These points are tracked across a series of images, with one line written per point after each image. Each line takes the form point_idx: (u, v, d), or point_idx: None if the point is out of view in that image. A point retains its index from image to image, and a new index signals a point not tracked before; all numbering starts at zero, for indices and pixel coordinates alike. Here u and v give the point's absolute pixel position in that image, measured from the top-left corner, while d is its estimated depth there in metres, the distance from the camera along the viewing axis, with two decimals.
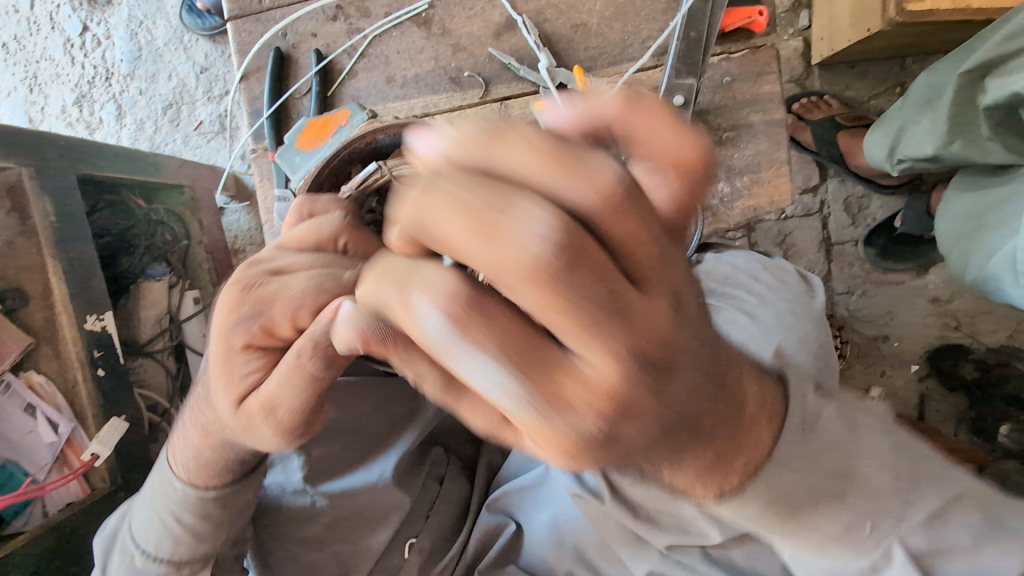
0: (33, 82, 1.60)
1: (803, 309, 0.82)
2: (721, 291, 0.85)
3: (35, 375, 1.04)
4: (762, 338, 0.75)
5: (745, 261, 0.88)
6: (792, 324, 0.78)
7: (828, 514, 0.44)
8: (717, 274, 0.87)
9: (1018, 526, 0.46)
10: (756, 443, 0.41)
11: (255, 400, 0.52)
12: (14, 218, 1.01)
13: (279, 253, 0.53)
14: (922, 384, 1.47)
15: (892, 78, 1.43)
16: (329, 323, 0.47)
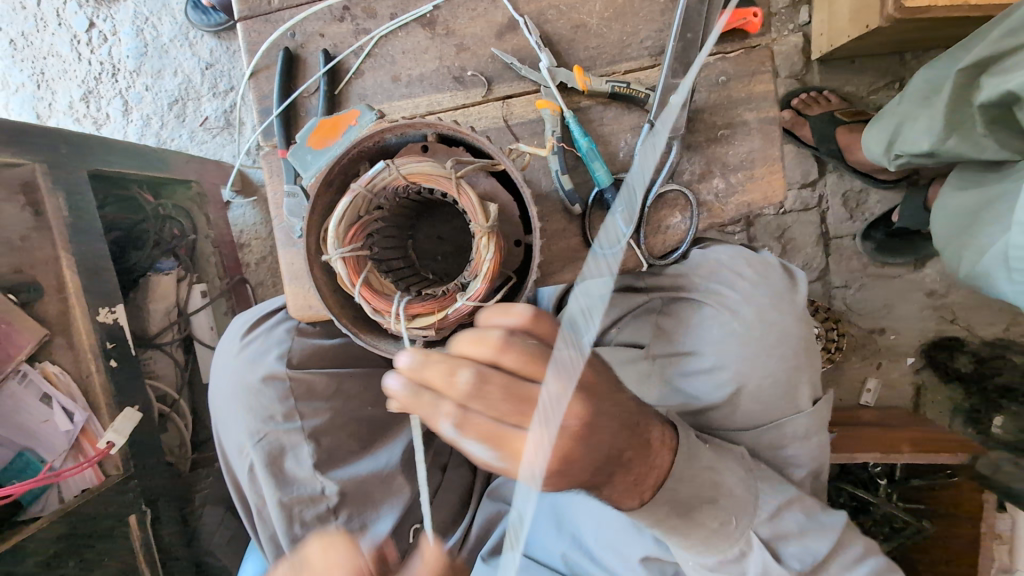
0: (41, 78, 1.62)
1: (785, 307, 0.85)
2: (706, 289, 0.84)
3: (50, 366, 1.07)
4: (741, 344, 0.83)
5: (729, 256, 0.85)
6: (773, 325, 0.84)
7: (711, 516, 0.73)
8: (699, 269, 0.85)
9: (823, 520, 0.79)
10: (658, 467, 0.67)
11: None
12: (29, 213, 1.04)
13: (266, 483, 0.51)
14: (918, 376, 1.50)
15: (890, 74, 1.45)
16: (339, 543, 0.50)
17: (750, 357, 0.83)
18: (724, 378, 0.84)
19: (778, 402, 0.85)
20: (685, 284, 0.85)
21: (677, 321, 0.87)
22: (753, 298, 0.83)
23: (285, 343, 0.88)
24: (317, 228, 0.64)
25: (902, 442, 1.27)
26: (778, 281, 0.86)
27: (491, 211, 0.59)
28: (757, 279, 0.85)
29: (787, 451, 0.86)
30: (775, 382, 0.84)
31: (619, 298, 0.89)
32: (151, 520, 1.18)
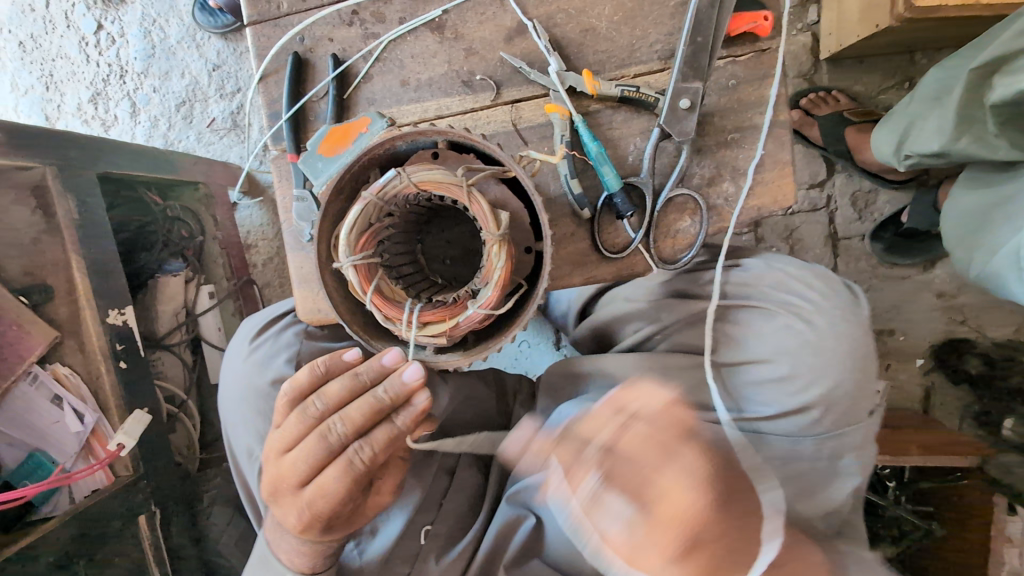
0: (50, 81, 1.63)
1: (853, 317, 0.87)
2: (775, 298, 0.88)
3: (60, 367, 1.08)
4: (816, 351, 0.84)
5: (797, 266, 0.90)
6: (844, 335, 0.85)
7: None
8: (766, 279, 0.89)
9: None
10: None
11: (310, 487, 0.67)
12: (40, 216, 1.05)
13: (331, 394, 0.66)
14: (927, 377, 1.49)
15: (900, 74, 1.44)
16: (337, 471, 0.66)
17: (822, 364, 0.84)
18: (797, 384, 0.84)
19: (844, 410, 0.85)
20: (752, 294, 0.89)
21: (747, 328, 0.88)
22: (823, 308, 0.86)
23: (294, 346, 0.91)
24: (328, 235, 0.64)
25: (912, 445, 1.26)
26: (845, 293, 0.89)
27: (502, 219, 0.59)
28: (826, 291, 0.88)
29: (842, 462, 0.87)
30: (845, 390, 0.84)
31: (676, 304, 0.92)
32: (160, 520, 1.19)
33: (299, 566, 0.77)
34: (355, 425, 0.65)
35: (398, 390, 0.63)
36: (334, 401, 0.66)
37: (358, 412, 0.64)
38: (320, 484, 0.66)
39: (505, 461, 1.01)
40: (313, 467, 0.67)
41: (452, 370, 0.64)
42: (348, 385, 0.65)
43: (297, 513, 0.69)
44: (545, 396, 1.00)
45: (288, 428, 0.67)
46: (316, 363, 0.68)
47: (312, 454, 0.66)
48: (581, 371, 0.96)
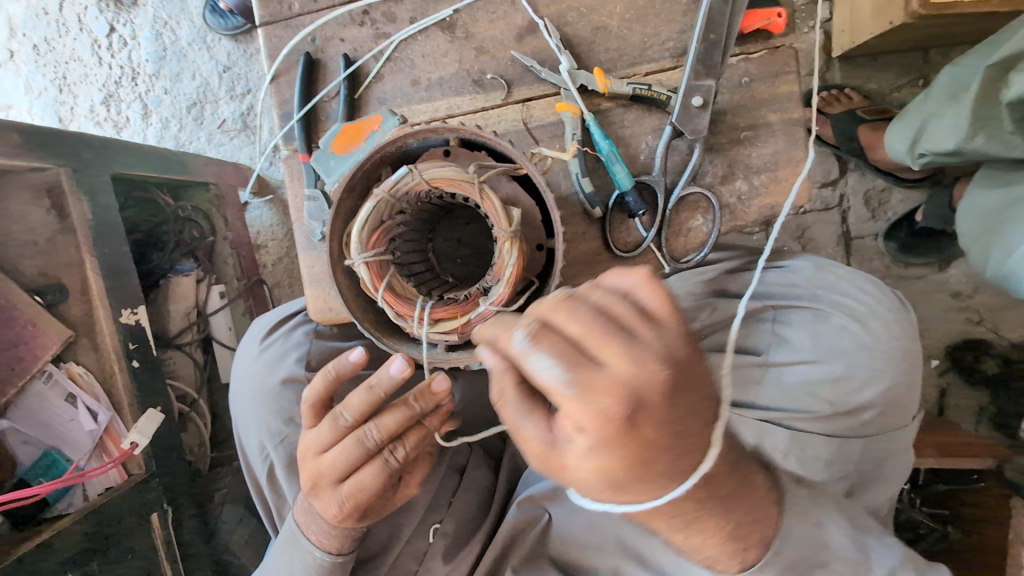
0: (63, 83, 1.64)
1: (902, 322, 0.87)
2: (828, 299, 0.88)
3: (75, 366, 1.10)
4: (872, 353, 0.84)
5: (848, 270, 0.90)
6: (895, 338, 0.86)
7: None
8: (817, 281, 0.89)
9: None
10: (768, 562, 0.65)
11: (349, 483, 0.70)
12: (54, 216, 1.06)
13: (352, 405, 0.68)
14: (942, 378, 1.47)
15: (914, 71, 1.42)
16: (372, 469, 0.69)
17: (877, 366, 0.84)
18: (856, 385, 0.83)
19: (892, 413, 0.85)
20: (802, 295, 0.89)
21: (799, 329, 0.87)
22: (877, 311, 0.86)
23: (304, 345, 0.91)
24: (340, 232, 0.63)
25: (927, 447, 1.26)
26: (895, 300, 0.89)
27: (514, 216, 0.59)
28: (879, 296, 0.88)
29: (883, 468, 0.87)
30: (897, 393, 0.85)
31: (720, 303, 0.90)
32: (172, 518, 1.20)
33: (329, 546, 0.77)
34: (389, 429, 0.68)
35: (430, 399, 0.67)
36: (360, 412, 0.68)
37: (392, 417, 0.68)
38: (358, 480, 0.70)
39: (515, 460, 1.01)
40: (348, 468, 0.70)
41: (463, 367, 0.64)
42: (367, 397, 0.67)
43: (339, 505, 0.71)
44: None
45: (321, 434, 0.70)
46: (329, 368, 0.69)
47: (347, 456, 0.69)
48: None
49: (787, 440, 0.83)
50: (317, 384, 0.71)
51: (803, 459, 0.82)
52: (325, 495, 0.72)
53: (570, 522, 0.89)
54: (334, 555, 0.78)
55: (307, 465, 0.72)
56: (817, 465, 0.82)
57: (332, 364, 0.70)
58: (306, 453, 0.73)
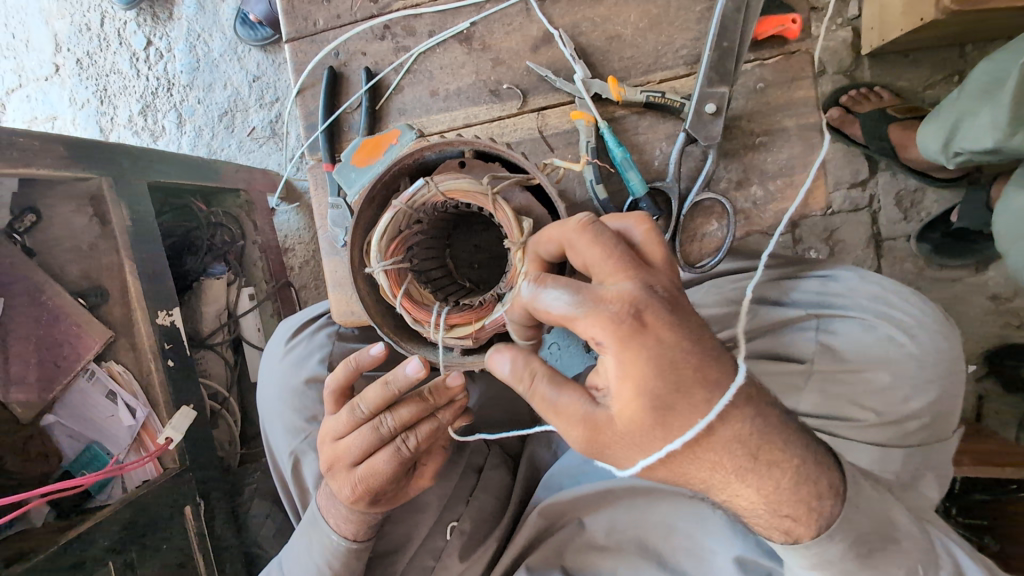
0: (104, 94, 1.73)
1: (948, 332, 0.88)
2: (874, 308, 0.87)
3: (115, 365, 1.15)
4: (918, 363, 0.84)
5: (891, 281, 0.90)
6: (943, 349, 0.86)
7: None
8: (861, 292, 0.89)
9: None
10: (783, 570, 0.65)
11: (362, 468, 0.73)
12: (96, 223, 1.12)
13: (368, 397, 0.71)
14: (980, 385, 1.44)
15: (949, 67, 1.39)
16: (385, 459, 0.72)
17: (922, 377, 0.84)
18: (904, 394, 0.83)
19: (937, 426, 0.85)
20: (845, 305, 0.89)
21: (843, 339, 0.86)
22: (923, 323, 0.86)
23: (326, 347, 0.95)
24: (361, 240, 0.66)
25: (962, 454, 1.25)
26: (940, 311, 0.90)
27: (526, 227, 0.61)
28: (924, 307, 0.88)
29: (922, 481, 0.85)
30: (943, 404, 0.85)
31: (761, 310, 0.91)
32: (204, 511, 1.25)
33: (346, 532, 0.81)
34: (404, 420, 0.71)
35: (444, 394, 0.69)
36: (376, 404, 0.71)
37: (407, 410, 0.70)
38: (371, 467, 0.72)
39: (533, 461, 1.03)
40: (364, 455, 0.73)
41: (478, 371, 0.66)
42: (382, 392, 0.69)
43: (351, 488, 0.74)
44: None
45: (340, 423, 0.73)
46: (350, 360, 0.72)
47: (363, 444, 0.72)
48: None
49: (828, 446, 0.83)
50: (339, 375, 0.74)
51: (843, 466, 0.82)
52: (341, 479, 0.75)
53: (595, 524, 0.90)
54: (350, 541, 0.81)
55: (326, 451, 0.76)
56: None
57: (350, 359, 0.73)
58: (326, 439, 0.76)
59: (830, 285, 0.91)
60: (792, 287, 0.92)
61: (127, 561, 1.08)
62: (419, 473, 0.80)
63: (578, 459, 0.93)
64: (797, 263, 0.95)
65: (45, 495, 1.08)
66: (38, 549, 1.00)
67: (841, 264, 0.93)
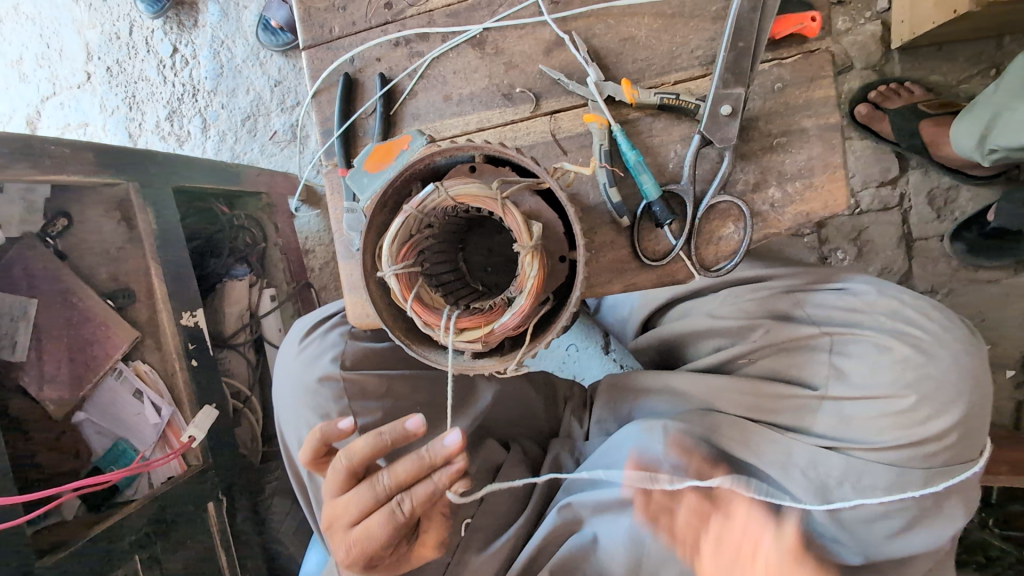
0: (132, 101, 1.78)
1: (970, 348, 0.84)
2: (891, 326, 0.85)
3: (141, 365, 1.19)
4: (942, 382, 0.81)
5: (910, 296, 0.86)
6: (966, 366, 0.82)
7: None
8: (879, 307, 0.86)
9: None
10: None
11: (356, 532, 0.71)
12: (124, 227, 1.16)
13: (355, 453, 0.71)
14: (1018, 392, 1.38)
15: (985, 61, 1.34)
16: (380, 522, 0.70)
17: (947, 395, 0.81)
18: (925, 416, 0.80)
19: (965, 446, 0.83)
20: (863, 321, 0.86)
21: (860, 361, 0.83)
22: (944, 340, 0.83)
23: (338, 346, 0.97)
24: (372, 245, 0.67)
25: (999, 464, 1.21)
26: (964, 328, 0.86)
27: (535, 231, 0.61)
28: (946, 323, 0.85)
29: (945, 502, 0.82)
30: (970, 423, 0.82)
31: (772, 326, 0.90)
32: (226, 508, 1.28)
33: None
34: (400, 478, 0.70)
35: (439, 453, 0.69)
36: (365, 458, 0.71)
37: (403, 468, 0.70)
38: (366, 528, 0.71)
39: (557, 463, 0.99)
40: (362, 512, 0.72)
41: (488, 374, 0.67)
42: (372, 443, 0.70)
43: (347, 549, 0.72)
44: (604, 401, 1.02)
45: (332, 478, 0.73)
46: (317, 430, 0.74)
47: (360, 503, 0.71)
48: (653, 384, 0.98)
49: (842, 468, 0.81)
50: (308, 443, 0.75)
51: (858, 488, 0.81)
52: (336, 540, 0.74)
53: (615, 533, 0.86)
54: None
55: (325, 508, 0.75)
56: (874, 494, 0.80)
57: (321, 425, 0.74)
58: (326, 487, 0.75)
59: (848, 298, 0.88)
60: (809, 299, 0.90)
61: (152, 556, 1.11)
62: (420, 542, 0.78)
63: (601, 465, 0.89)
64: (814, 272, 0.93)
65: (76, 489, 1.12)
66: (68, 542, 1.03)
67: (861, 274, 0.91)
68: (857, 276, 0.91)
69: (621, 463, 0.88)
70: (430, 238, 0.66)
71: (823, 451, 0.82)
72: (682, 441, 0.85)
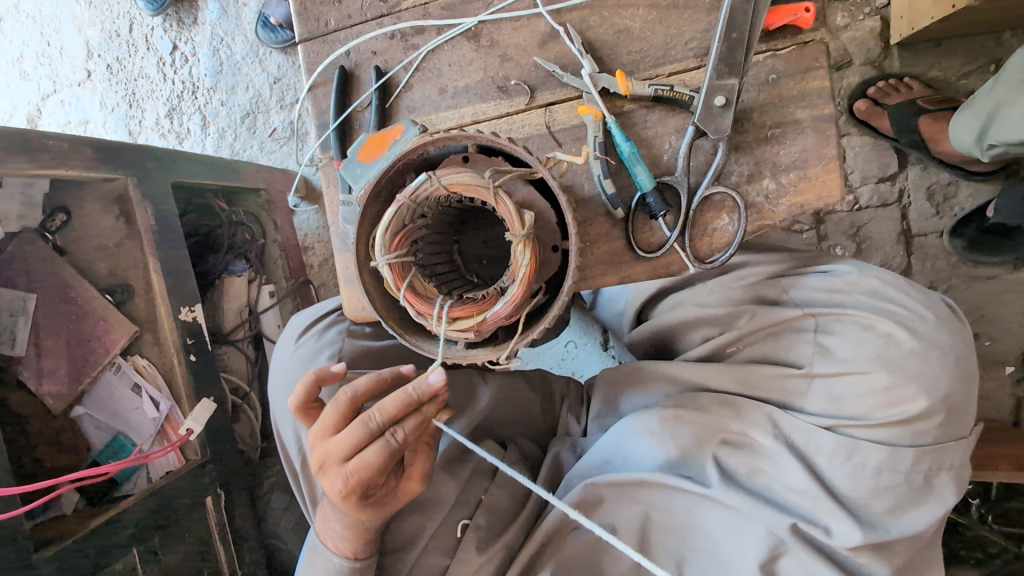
0: (132, 99, 1.79)
1: (949, 324, 0.86)
2: (874, 305, 0.87)
3: (140, 359, 1.20)
4: (924, 359, 0.82)
5: (890, 276, 0.89)
6: (946, 342, 0.84)
7: None
8: (861, 287, 0.88)
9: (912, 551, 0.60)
10: None
11: (350, 463, 0.71)
12: (122, 222, 1.16)
13: (353, 387, 0.73)
14: (1018, 388, 1.38)
15: (985, 55, 1.34)
16: (374, 451, 0.70)
17: (930, 371, 0.82)
18: (909, 393, 0.81)
19: (953, 423, 0.84)
20: (845, 302, 0.88)
21: (844, 338, 0.85)
22: (923, 316, 0.85)
23: (335, 343, 0.98)
24: (366, 236, 0.67)
25: (999, 460, 1.20)
26: (942, 306, 0.88)
27: (527, 220, 0.61)
28: (926, 301, 0.87)
29: (937, 480, 0.83)
30: (954, 399, 0.83)
31: (758, 311, 0.91)
32: (225, 503, 1.29)
33: (345, 551, 0.83)
34: (391, 412, 0.70)
35: (427, 387, 0.69)
36: (364, 391, 0.73)
37: (393, 401, 0.70)
38: (361, 460, 0.71)
39: (557, 462, 1.00)
40: (354, 448, 0.71)
41: (481, 364, 0.67)
42: (371, 377, 0.73)
43: (342, 482, 0.72)
44: (599, 395, 1.03)
45: (328, 416, 0.74)
46: (312, 372, 0.78)
47: (353, 437, 0.71)
48: (646, 372, 0.98)
49: (834, 445, 0.82)
50: (301, 386, 0.79)
51: (851, 464, 0.81)
52: (329, 477, 0.73)
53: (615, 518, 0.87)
54: (351, 561, 0.83)
55: (316, 447, 0.75)
56: (865, 473, 0.81)
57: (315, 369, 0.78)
58: (316, 430, 0.75)
59: (830, 280, 0.90)
60: (794, 284, 0.92)
61: (151, 549, 1.12)
62: (407, 477, 0.78)
63: (598, 457, 0.91)
64: (799, 258, 0.95)
65: (74, 481, 1.13)
66: (64, 535, 1.03)
67: (845, 259, 0.92)
68: (839, 262, 0.93)
69: (618, 449, 0.90)
70: (424, 228, 0.66)
71: (817, 430, 0.83)
72: (674, 427, 0.87)
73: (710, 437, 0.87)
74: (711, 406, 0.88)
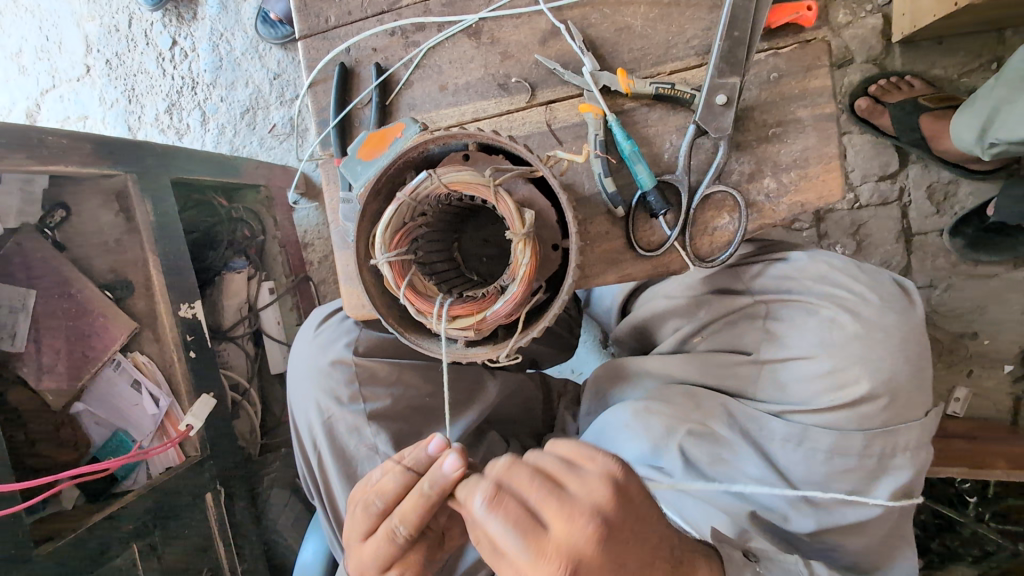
0: (131, 94, 1.78)
1: (899, 307, 0.85)
2: (820, 291, 0.87)
3: (139, 355, 1.20)
4: (867, 342, 0.82)
5: (841, 262, 0.88)
6: (892, 323, 0.83)
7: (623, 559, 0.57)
8: (808, 272, 0.88)
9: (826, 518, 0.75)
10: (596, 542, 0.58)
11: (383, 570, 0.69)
12: (122, 219, 1.16)
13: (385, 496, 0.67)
14: (1017, 387, 1.39)
15: (987, 54, 1.34)
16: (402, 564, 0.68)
17: (874, 354, 0.82)
18: (851, 377, 0.82)
19: (906, 404, 0.83)
20: (794, 289, 0.88)
21: (790, 325, 0.87)
22: (868, 300, 0.84)
23: (353, 333, 0.97)
24: (366, 234, 0.67)
25: (997, 458, 1.21)
26: (892, 288, 0.87)
27: (528, 219, 0.61)
28: (874, 285, 0.86)
29: (894, 460, 0.83)
30: (901, 380, 0.82)
31: (714, 301, 0.91)
32: (224, 499, 1.29)
33: None
34: (414, 528, 0.65)
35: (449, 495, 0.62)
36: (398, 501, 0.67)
37: (415, 513, 0.65)
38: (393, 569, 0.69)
39: None
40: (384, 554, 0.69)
41: (481, 362, 0.67)
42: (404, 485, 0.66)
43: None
44: (590, 390, 1.05)
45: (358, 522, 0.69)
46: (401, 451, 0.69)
47: (383, 546, 0.68)
48: (627, 370, 1.00)
49: (784, 433, 0.84)
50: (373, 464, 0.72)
51: (801, 450, 0.83)
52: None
53: None
54: None
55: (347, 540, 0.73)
56: (817, 458, 0.83)
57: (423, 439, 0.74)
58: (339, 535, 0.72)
59: (783, 268, 0.90)
60: (754, 273, 0.91)
61: (150, 545, 1.12)
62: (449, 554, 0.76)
63: None
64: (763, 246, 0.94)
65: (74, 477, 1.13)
66: (63, 532, 1.03)
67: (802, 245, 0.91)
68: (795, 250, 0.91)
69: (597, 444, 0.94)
70: (423, 226, 0.65)
71: (764, 418, 0.86)
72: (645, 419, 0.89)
73: (677, 427, 0.87)
74: (675, 398, 0.90)
